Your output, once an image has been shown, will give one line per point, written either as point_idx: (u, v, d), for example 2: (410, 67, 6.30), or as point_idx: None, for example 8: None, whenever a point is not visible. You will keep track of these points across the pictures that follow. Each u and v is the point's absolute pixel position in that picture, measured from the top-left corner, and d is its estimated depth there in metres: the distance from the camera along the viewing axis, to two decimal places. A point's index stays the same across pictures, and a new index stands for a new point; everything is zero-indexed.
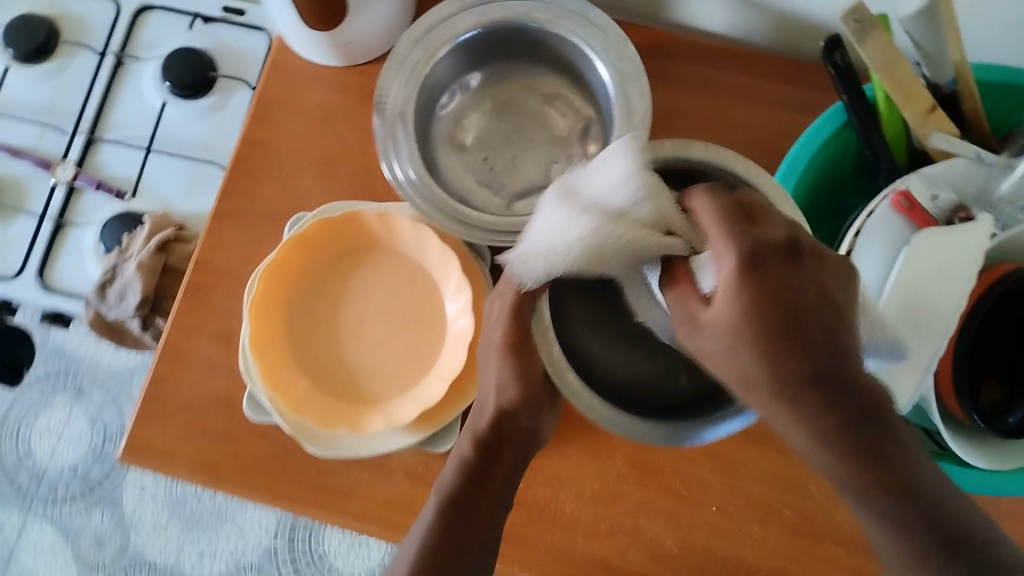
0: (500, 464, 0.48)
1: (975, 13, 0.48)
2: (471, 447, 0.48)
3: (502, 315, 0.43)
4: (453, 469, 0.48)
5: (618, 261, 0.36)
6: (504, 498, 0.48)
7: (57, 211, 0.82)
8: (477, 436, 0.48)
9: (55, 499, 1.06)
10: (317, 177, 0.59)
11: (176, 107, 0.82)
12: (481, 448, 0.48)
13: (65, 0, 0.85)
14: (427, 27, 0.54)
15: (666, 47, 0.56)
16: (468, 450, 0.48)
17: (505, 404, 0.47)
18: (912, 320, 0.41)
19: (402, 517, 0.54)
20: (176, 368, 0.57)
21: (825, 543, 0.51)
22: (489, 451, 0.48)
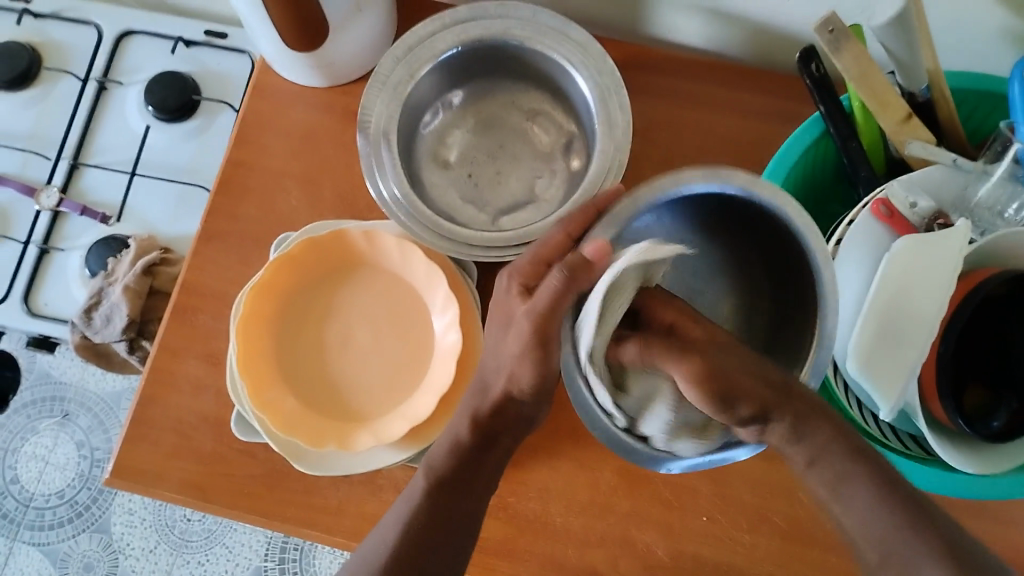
0: (493, 454, 0.48)
1: (946, 22, 0.49)
2: (467, 427, 0.47)
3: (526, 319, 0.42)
4: (443, 446, 0.47)
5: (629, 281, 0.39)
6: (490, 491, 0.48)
7: (41, 236, 0.82)
8: (476, 418, 0.47)
9: (42, 526, 1.05)
10: (302, 196, 0.59)
11: (161, 131, 0.82)
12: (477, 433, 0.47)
13: (47, 25, 0.85)
14: (408, 47, 0.55)
15: (644, 62, 0.57)
16: (466, 433, 0.47)
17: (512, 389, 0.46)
18: (892, 328, 0.42)
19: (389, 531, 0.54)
20: (164, 391, 0.57)
21: (814, 550, 0.51)
22: (488, 435, 0.47)
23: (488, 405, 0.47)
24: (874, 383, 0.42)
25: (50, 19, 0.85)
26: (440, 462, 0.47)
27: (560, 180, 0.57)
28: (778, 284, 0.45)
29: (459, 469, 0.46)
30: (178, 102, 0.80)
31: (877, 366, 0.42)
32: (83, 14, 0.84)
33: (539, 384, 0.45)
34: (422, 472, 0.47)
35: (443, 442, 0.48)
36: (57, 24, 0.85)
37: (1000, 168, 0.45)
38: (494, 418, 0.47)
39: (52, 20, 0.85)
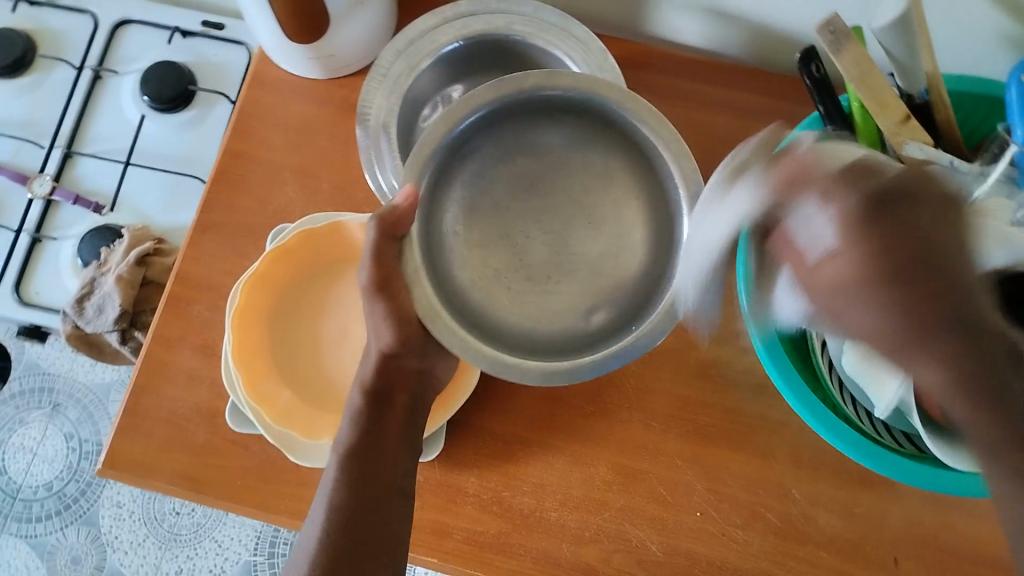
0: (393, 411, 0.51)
1: (944, 25, 0.50)
2: (359, 396, 0.51)
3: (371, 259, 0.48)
4: (347, 424, 0.50)
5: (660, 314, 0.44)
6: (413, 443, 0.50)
7: (33, 224, 0.82)
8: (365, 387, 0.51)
9: (29, 518, 1.04)
10: (299, 188, 0.59)
11: (156, 121, 0.82)
12: (370, 395, 0.51)
13: (42, 14, 0.84)
14: (409, 40, 0.55)
15: (644, 61, 0.57)
16: (360, 399, 0.51)
17: (385, 348, 0.52)
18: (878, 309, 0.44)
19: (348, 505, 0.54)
20: (157, 382, 0.57)
21: (807, 545, 0.51)
22: (381, 396, 0.51)
23: (372, 370, 0.52)
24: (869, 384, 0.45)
25: (45, 7, 0.84)
26: (346, 440, 0.50)
27: None
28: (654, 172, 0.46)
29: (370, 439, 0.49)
30: (174, 92, 0.79)
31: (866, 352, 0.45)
32: (79, 4, 0.84)
33: (403, 334, 0.52)
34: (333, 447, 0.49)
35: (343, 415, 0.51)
36: (54, 13, 0.84)
37: (996, 171, 0.45)
38: (380, 380, 0.52)
39: (48, 8, 0.84)
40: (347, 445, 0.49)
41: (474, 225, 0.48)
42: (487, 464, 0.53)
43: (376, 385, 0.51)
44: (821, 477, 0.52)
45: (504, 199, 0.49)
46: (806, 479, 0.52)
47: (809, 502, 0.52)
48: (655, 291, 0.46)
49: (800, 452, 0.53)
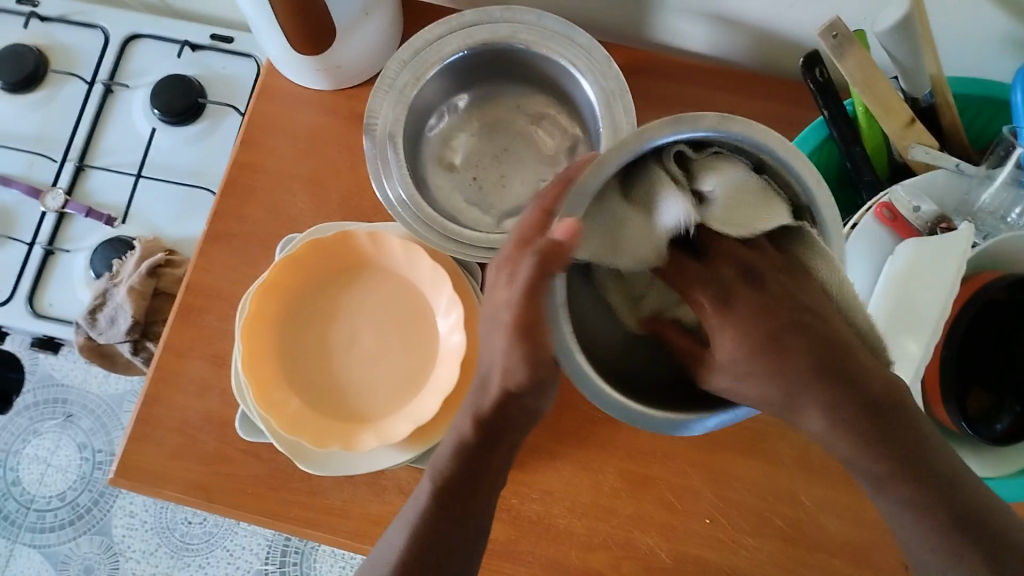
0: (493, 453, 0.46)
1: (948, 28, 0.50)
2: (470, 426, 0.45)
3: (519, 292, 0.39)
4: (449, 450, 0.46)
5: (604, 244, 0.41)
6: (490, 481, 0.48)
7: (46, 236, 0.82)
8: (479, 417, 0.45)
9: (43, 528, 1.05)
10: (307, 197, 0.60)
11: (166, 134, 0.82)
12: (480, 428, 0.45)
13: (54, 29, 0.85)
14: (415, 50, 0.55)
15: (649, 67, 0.58)
16: (470, 432, 0.45)
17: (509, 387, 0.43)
18: (911, 341, 0.42)
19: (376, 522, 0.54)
20: (168, 391, 0.57)
21: (817, 553, 0.51)
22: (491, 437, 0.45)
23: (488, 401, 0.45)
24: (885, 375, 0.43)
25: (56, 23, 0.85)
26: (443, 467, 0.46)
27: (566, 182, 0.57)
28: None
29: (467, 471, 0.45)
30: (184, 103, 0.80)
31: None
32: (90, 18, 0.85)
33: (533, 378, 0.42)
34: (428, 475, 0.46)
35: (447, 442, 0.46)
36: (65, 28, 0.85)
37: (1002, 173, 0.46)
38: (497, 415, 0.45)
39: (58, 23, 0.85)
40: (445, 472, 0.45)
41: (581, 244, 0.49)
42: None
43: (490, 418, 0.45)
44: (830, 482, 0.52)
45: None
46: (815, 485, 0.52)
47: (819, 509, 0.52)
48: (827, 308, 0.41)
49: (809, 459, 0.53)
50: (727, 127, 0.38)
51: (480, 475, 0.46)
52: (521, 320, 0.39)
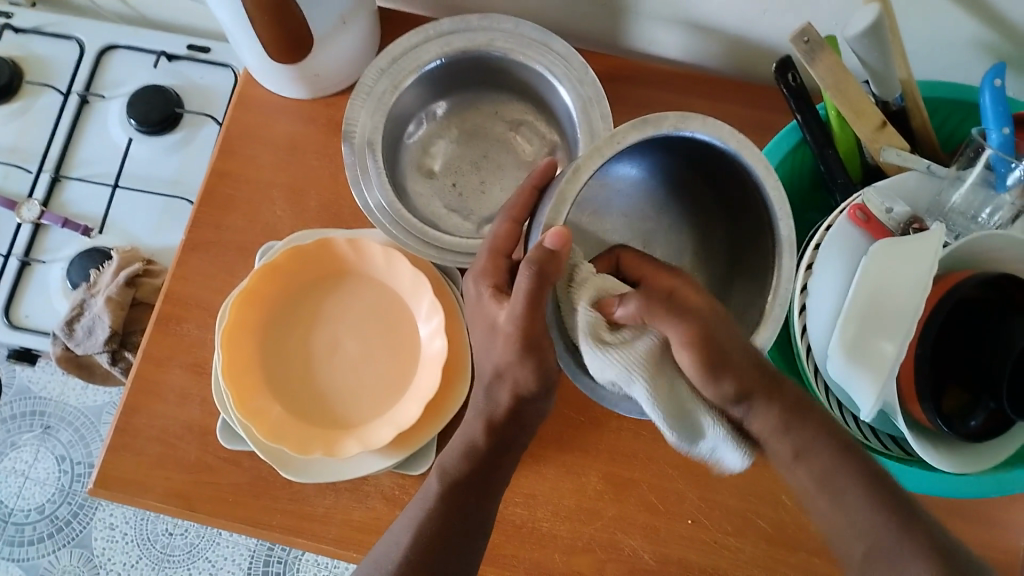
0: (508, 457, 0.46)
1: (919, 33, 0.51)
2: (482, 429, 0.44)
3: (520, 301, 0.39)
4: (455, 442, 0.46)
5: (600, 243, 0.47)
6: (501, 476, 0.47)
7: (22, 247, 0.82)
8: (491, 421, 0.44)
9: (22, 542, 1.04)
10: (287, 207, 0.60)
11: (143, 144, 0.82)
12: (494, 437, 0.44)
13: (29, 41, 0.85)
14: (392, 58, 0.56)
15: (625, 74, 0.58)
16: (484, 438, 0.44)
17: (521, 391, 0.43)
18: (882, 342, 0.43)
19: (357, 528, 0.54)
20: (148, 402, 0.57)
21: (797, 550, 0.52)
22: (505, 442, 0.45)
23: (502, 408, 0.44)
24: (856, 380, 0.44)
25: (32, 35, 0.85)
26: (452, 470, 0.45)
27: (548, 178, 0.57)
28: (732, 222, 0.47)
29: (480, 471, 0.45)
30: (161, 115, 0.80)
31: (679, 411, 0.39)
32: (65, 29, 0.85)
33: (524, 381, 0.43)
34: (437, 475, 0.45)
35: (456, 446, 0.45)
36: (40, 39, 0.85)
37: (972, 174, 0.46)
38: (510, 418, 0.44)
39: (34, 35, 0.85)
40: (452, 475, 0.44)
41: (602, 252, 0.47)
42: None
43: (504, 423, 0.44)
44: None
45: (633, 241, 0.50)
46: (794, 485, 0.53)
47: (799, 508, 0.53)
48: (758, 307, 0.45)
49: None
50: (702, 126, 0.41)
51: (490, 477, 0.45)
52: (525, 332, 0.40)
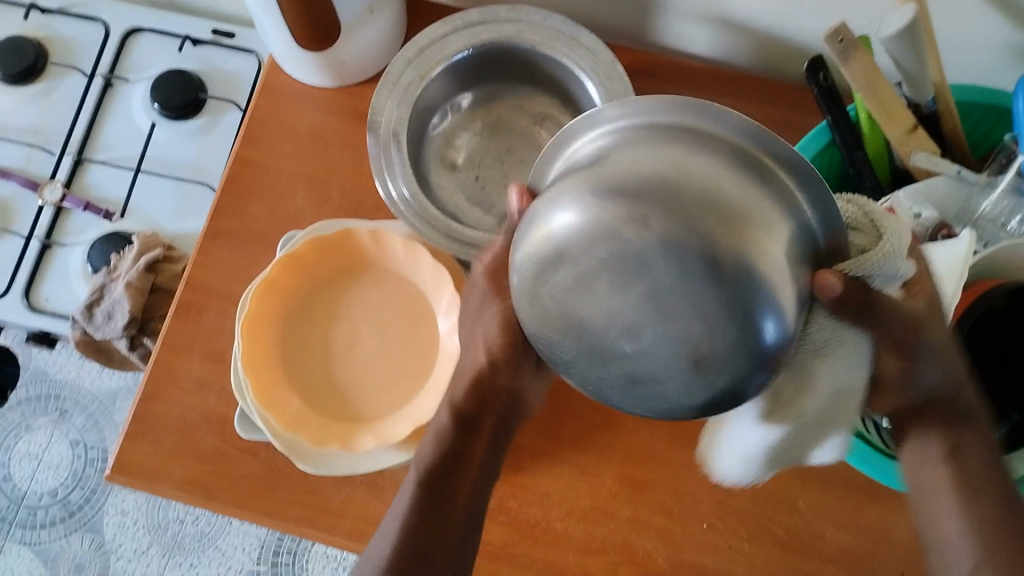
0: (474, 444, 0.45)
1: (953, 37, 0.50)
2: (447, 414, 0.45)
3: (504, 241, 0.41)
4: (431, 442, 0.45)
5: (655, 310, 0.28)
6: (486, 471, 0.46)
7: (44, 230, 0.82)
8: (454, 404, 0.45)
9: (34, 525, 1.04)
10: (309, 196, 0.60)
11: (165, 128, 0.83)
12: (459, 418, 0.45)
13: (54, 22, 0.85)
14: (419, 48, 0.56)
15: (650, 71, 0.58)
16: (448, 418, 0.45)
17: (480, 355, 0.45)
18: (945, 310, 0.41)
19: (365, 524, 0.54)
20: (165, 387, 0.57)
21: (813, 559, 0.51)
22: (470, 421, 0.45)
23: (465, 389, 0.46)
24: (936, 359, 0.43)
25: (56, 15, 0.85)
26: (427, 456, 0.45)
27: None
28: (738, 211, 0.28)
29: None
30: (185, 99, 0.80)
31: (799, 415, 0.37)
32: (91, 12, 0.85)
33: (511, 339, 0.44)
34: (413, 468, 0.45)
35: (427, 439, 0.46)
36: (64, 20, 0.85)
37: (1003, 180, 0.46)
38: (472, 398, 0.45)
39: (58, 16, 0.85)
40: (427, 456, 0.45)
41: (609, 317, 0.29)
42: None
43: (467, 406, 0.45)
44: (824, 485, 0.52)
45: (639, 287, 0.28)
46: (811, 489, 0.52)
47: (816, 514, 0.52)
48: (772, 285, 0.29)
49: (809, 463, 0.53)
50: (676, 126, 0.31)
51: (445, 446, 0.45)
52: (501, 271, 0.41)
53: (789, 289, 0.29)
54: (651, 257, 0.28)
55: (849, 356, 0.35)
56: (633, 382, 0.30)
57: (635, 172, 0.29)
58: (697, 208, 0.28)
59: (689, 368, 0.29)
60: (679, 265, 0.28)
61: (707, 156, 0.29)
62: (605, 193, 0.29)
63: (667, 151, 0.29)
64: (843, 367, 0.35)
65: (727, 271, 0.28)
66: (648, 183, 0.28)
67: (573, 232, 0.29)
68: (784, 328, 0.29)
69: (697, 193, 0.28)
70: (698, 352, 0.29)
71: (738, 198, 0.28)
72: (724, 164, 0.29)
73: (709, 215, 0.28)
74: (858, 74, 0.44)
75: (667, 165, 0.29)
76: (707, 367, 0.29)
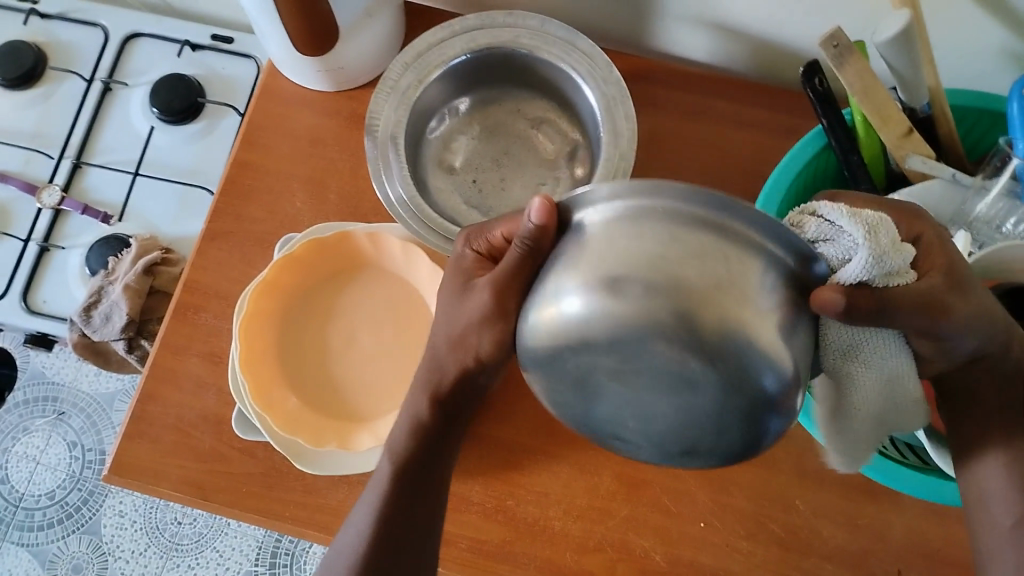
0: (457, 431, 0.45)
1: (948, 42, 0.50)
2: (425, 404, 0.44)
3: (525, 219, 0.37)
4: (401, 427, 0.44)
5: (665, 379, 0.30)
6: None
7: (42, 232, 0.82)
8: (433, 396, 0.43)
9: (31, 527, 1.04)
10: (307, 199, 0.60)
11: (163, 132, 0.83)
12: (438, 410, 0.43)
13: (53, 26, 0.86)
14: (418, 52, 0.56)
15: (647, 75, 0.58)
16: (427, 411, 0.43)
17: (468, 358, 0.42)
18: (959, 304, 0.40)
19: None
20: (164, 389, 0.57)
21: (810, 558, 0.51)
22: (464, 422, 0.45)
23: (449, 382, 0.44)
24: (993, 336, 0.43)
25: (56, 20, 0.86)
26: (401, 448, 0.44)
27: (564, 185, 0.57)
28: (723, 293, 0.28)
29: None
30: (183, 103, 0.80)
31: (858, 414, 0.35)
32: (91, 17, 0.86)
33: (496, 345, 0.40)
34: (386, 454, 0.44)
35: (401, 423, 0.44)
36: (63, 25, 0.86)
37: (998, 184, 0.46)
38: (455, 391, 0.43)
39: (58, 20, 0.86)
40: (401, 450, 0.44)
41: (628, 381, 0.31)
42: (490, 473, 0.54)
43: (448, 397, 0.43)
44: (822, 485, 0.53)
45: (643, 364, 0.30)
46: (809, 489, 0.53)
47: (813, 514, 0.52)
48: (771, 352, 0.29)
49: (806, 464, 0.53)
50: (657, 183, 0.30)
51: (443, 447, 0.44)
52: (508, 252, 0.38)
53: (786, 346, 0.30)
54: (647, 344, 0.30)
55: (880, 351, 0.34)
56: (661, 437, 0.33)
57: (616, 261, 0.29)
58: (681, 301, 0.29)
59: (704, 415, 0.31)
60: (672, 347, 0.29)
61: (685, 233, 0.29)
62: (600, 283, 0.30)
63: (646, 233, 0.29)
64: (873, 359, 0.34)
65: (717, 351, 0.29)
66: (631, 276, 0.29)
67: (579, 318, 0.30)
68: (786, 378, 0.30)
69: (677, 282, 0.29)
70: (703, 406, 0.31)
71: (721, 275, 0.28)
72: (707, 234, 0.29)
73: (694, 300, 0.28)
74: (854, 77, 0.44)
75: (651, 248, 0.29)
76: (715, 422, 0.31)
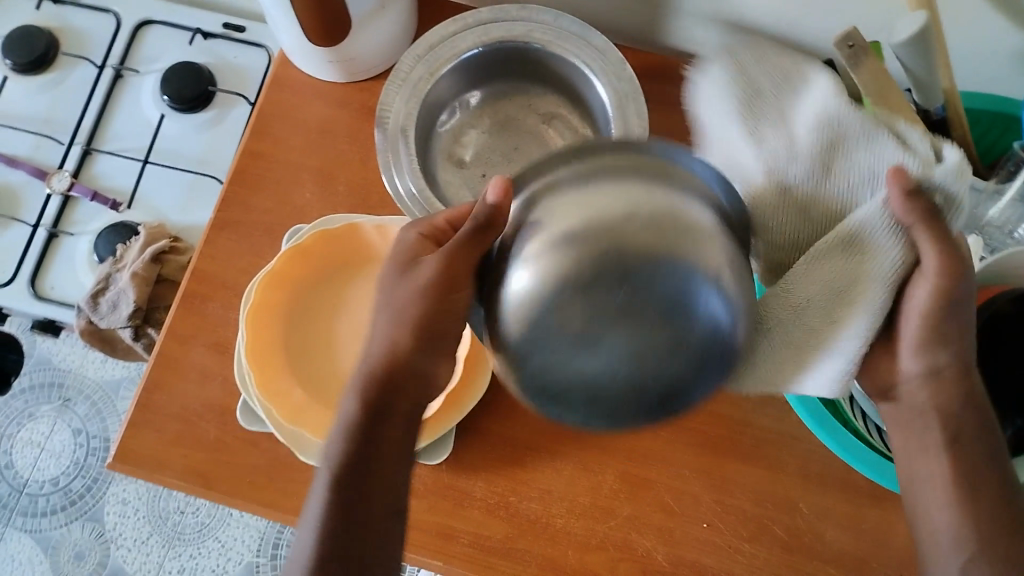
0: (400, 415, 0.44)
1: (964, 45, 0.50)
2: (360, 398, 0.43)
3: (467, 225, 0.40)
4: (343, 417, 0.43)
5: (620, 320, 0.33)
6: None
7: (51, 219, 0.82)
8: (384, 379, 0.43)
9: (35, 512, 1.04)
10: (316, 190, 0.60)
11: (174, 120, 0.83)
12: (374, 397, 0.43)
13: (65, 12, 0.86)
14: (430, 45, 0.56)
15: (660, 73, 0.58)
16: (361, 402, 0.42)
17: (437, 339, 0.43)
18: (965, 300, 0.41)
19: None
20: (169, 378, 0.57)
21: (813, 561, 0.51)
22: None
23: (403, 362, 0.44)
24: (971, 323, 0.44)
25: (68, 6, 0.86)
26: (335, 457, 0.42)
27: None
28: (656, 227, 0.33)
29: None
30: (194, 92, 0.80)
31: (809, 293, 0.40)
32: (103, 3, 0.86)
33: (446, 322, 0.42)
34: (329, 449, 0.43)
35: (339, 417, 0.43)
36: (75, 10, 0.86)
37: (1011, 188, 0.46)
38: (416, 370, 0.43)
39: (70, 6, 0.86)
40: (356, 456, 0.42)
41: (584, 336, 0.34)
42: (493, 469, 0.54)
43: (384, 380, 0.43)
44: (825, 488, 0.52)
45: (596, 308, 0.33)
46: (812, 491, 0.53)
47: (817, 517, 0.52)
48: (708, 280, 0.34)
49: (809, 466, 0.53)
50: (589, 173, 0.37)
51: None
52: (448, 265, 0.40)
53: (722, 275, 0.34)
54: (597, 280, 0.33)
55: (868, 252, 0.39)
56: (616, 401, 0.34)
57: (566, 215, 0.35)
58: (623, 234, 0.33)
59: (675, 350, 0.33)
60: (623, 283, 0.33)
61: (631, 186, 0.35)
62: (553, 236, 0.35)
63: (594, 191, 0.35)
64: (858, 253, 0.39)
65: (658, 278, 0.33)
66: (581, 223, 0.34)
67: (538, 268, 0.34)
68: (724, 310, 0.34)
69: (619, 220, 0.34)
70: (670, 340, 0.33)
71: (657, 213, 0.34)
72: (639, 191, 0.35)
73: (635, 232, 0.33)
74: (867, 77, 0.44)
75: (594, 204, 0.34)
76: (665, 364, 0.34)
